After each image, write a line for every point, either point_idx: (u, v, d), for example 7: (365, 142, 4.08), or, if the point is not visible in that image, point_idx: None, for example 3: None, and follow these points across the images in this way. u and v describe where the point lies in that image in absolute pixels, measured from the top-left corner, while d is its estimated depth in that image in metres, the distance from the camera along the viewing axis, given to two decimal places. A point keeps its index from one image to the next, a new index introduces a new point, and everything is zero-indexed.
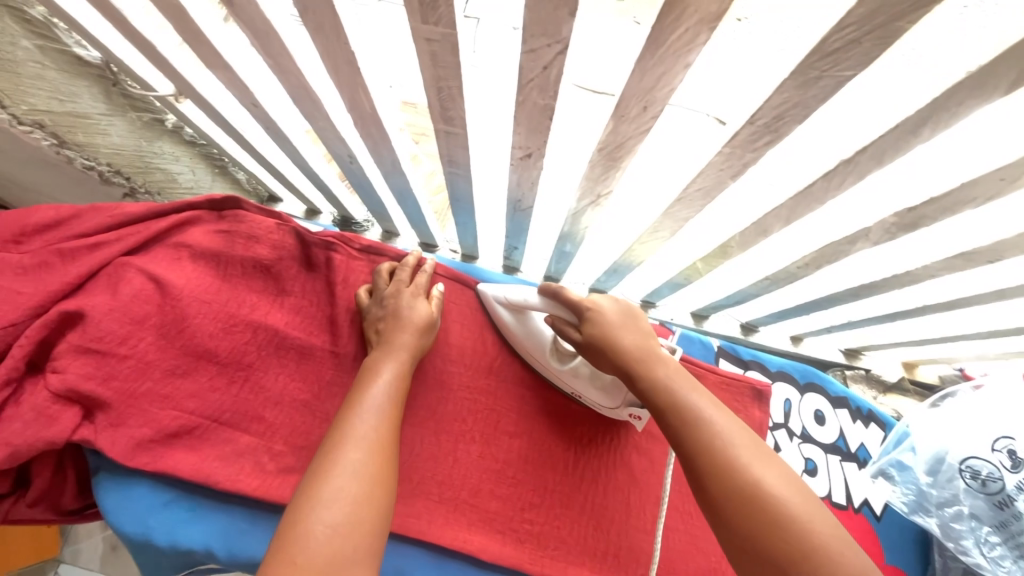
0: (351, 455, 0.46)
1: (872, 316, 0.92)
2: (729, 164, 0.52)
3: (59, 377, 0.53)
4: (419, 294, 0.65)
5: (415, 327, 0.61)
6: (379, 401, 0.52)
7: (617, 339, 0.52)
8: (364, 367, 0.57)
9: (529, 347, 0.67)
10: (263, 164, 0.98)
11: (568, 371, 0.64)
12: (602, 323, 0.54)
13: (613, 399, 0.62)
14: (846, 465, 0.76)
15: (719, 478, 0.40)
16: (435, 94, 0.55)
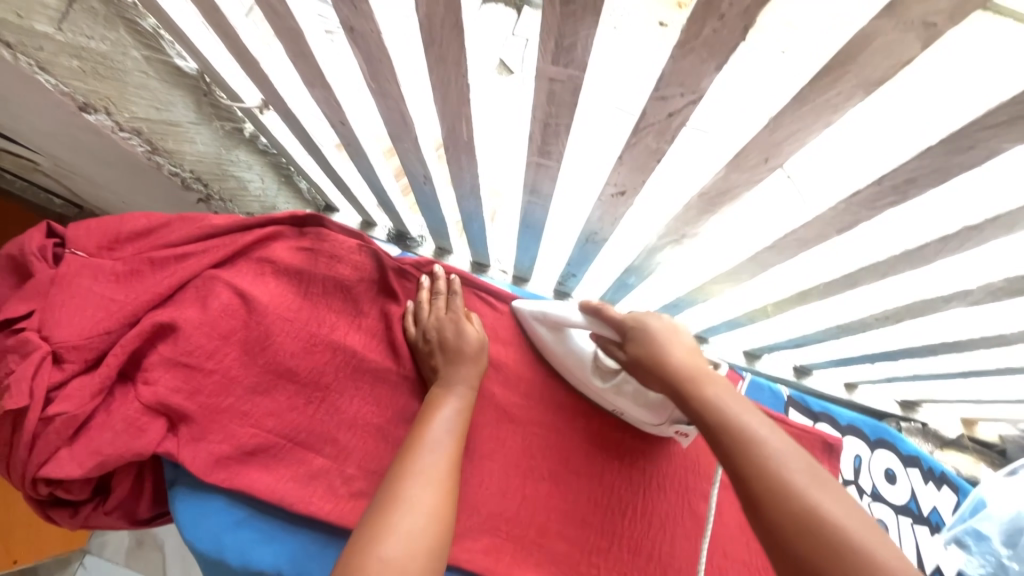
0: (414, 490, 0.46)
1: (943, 372, 0.89)
2: (840, 219, 0.51)
3: (151, 389, 0.54)
4: (465, 323, 0.64)
5: (470, 358, 0.62)
6: (438, 435, 0.52)
7: (665, 355, 0.50)
8: (424, 404, 0.57)
9: (570, 367, 0.66)
10: (330, 176, 0.99)
11: (611, 389, 0.63)
12: (646, 338, 0.52)
13: (660, 416, 0.61)
14: (918, 528, 0.74)
15: (779, 499, 0.36)
16: (540, 129, 0.55)
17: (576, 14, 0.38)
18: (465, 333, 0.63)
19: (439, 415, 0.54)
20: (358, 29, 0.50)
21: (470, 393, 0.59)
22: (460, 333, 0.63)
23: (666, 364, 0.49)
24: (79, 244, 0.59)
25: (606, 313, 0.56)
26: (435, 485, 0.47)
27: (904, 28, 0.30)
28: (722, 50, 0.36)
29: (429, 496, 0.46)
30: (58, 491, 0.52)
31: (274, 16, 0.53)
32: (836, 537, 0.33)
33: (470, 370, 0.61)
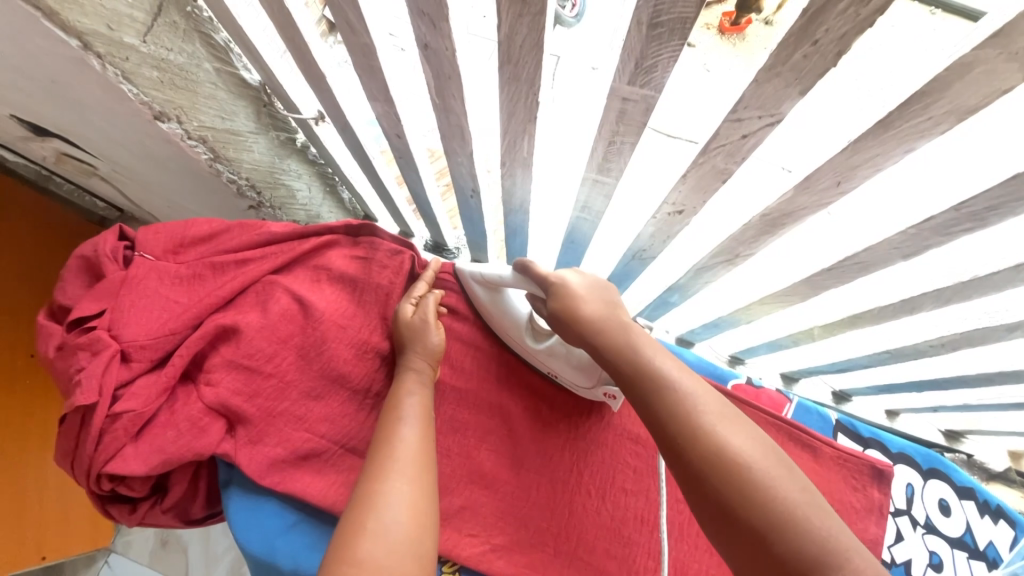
0: (390, 488, 0.45)
1: (994, 403, 0.86)
2: (907, 245, 0.51)
3: (213, 390, 0.54)
4: (413, 312, 0.62)
5: (419, 344, 0.60)
6: (412, 431, 0.51)
7: (580, 309, 0.48)
8: (392, 395, 0.56)
9: (504, 325, 0.65)
10: (375, 187, 1.01)
11: (543, 349, 0.62)
12: (563, 291, 0.51)
13: (589, 379, 0.60)
14: (973, 563, 0.71)
15: (691, 446, 0.38)
16: (603, 147, 0.56)
17: (662, 38, 0.39)
18: (409, 322, 0.61)
19: (407, 406, 0.54)
20: (432, 46, 0.51)
21: (422, 385, 0.57)
22: (406, 323, 0.61)
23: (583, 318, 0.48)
24: (148, 246, 0.61)
25: (529, 270, 0.53)
26: (413, 481, 0.47)
27: (1009, 57, 0.31)
28: (810, 74, 0.37)
29: (408, 493, 0.46)
30: (121, 487, 0.53)
31: (349, 33, 0.55)
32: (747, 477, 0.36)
33: (422, 359, 0.59)
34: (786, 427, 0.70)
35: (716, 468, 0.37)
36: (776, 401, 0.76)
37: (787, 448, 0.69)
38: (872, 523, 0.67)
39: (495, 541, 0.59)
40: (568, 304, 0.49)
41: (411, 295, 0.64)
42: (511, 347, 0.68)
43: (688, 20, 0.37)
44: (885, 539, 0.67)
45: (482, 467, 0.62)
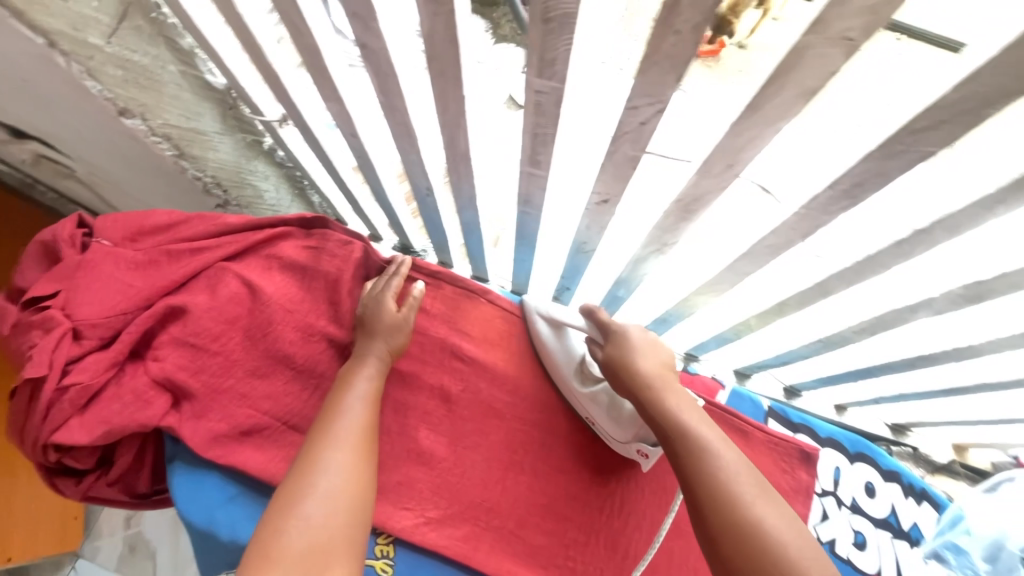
0: (329, 460, 0.48)
1: (925, 391, 0.90)
2: (802, 225, 0.55)
3: (159, 364, 0.57)
4: (392, 300, 0.65)
5: (386, 332, 0.62)
6: (361, 410, 0.54)
7: (633, 364, 0.56)
8: (343, 374, 0.59)
9: (557, 367, 0.68)
10: (341, 190, 1.05)
11: (590, 395, 0.65)
12: (622, 347, 0.58)
13: (625, 432, 0.63)
14: (897, 542, 0.73)
15: (715, 501, 0.43)
16: (530, 139, 0.61)
17: (556, 32, 0.44)
18: (383, 305, 0.64)
19: (356, 386, 0.57)
20: (369, 46, 0.56)
21: (378, 371, 0.60)
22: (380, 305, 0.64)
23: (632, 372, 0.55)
24: (106, 234, 0.65)
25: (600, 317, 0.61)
26: (350, 452, 0.50)
27: (830, 42, 0.35)
28: (680, 63, 0.42)
29: (341, 463, 0.48)
30: (66, 459, 0.56)
31: (296, 35, 0.59)
32: (755, 533, 0.40)
33: (381, 341, 0.62)
34: (721, 413, 0.73)
35: (730, 524, 0.41)
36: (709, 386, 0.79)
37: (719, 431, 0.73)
38: (798, 502, 0.70)
39: (429, 514, 0.62)
40: (625, 359, 0.57)
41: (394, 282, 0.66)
42: (456, 333, 0.71)
43: (573, 16, 0.41)
44: (810, 519, 0.70)
45: (421, 443, 0.65)
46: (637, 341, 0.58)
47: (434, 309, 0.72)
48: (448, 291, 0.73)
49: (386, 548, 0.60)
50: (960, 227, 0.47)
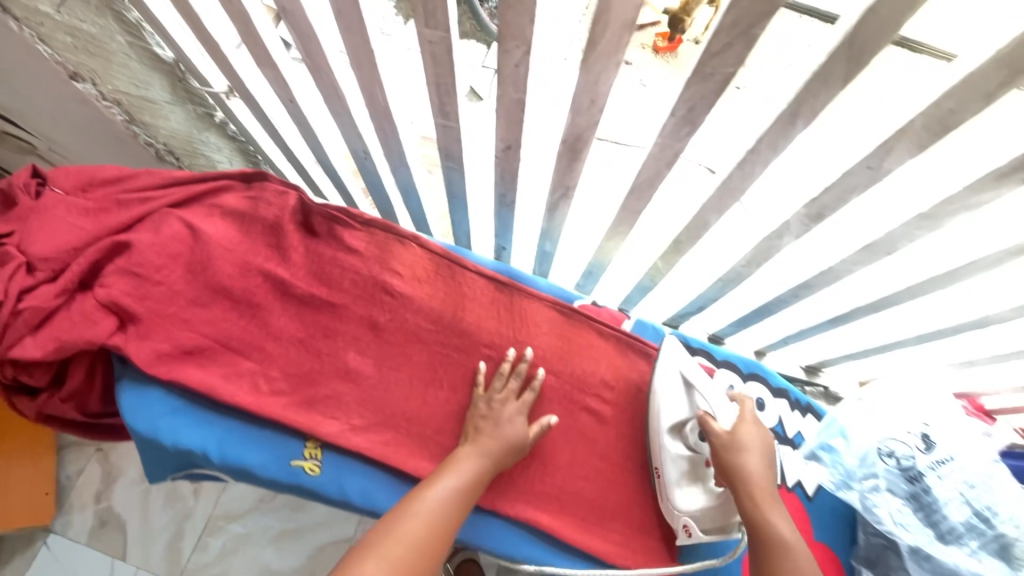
0: (408, 524, 0.53)
1: (817, 323, 0.94)
2: (664, 154, 0.64)
3: (106, 290, 0.65)
4: (520, 411, 0.70)
5: (511, 446, 0.67)
6: (452, 487, 0.59)
7: (747, 462, 0.61)
8: (451, 454, 0.64)
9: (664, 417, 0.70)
10: (295, 169, 1.12)
11: (676, 454, 0.69)
12: (739, 442, 0.62)
13: (685, 503, 0.68)
14: (781, 448, 0.82)
15: None
16: (435, 90, 0.69)
17: None
18: (517, 415, 0.69)
19: (460, 467, 0.62)
20: (287, 9, 0.64)
21: (478, 466, 0.62)
22: (510, 410, 0.69)
23: (737, 466, 0.61)
24: (59, 183, 0.72)
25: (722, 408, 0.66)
26: (428, 520, 0.54)
27: None
28: (528, 7, 0.50)
29: (417, 529, 0.53)
30: (22, 375, 0.63)
31: (226, 2, 0.67)
32: None
33: (499, 444, 0.65)
34: (625, 338, 0.82)
35: None
36: (615, 315, 0.87)
37: (622, 354, 0.82)
38: None
39: (355, 423, 0.69)
40: (732, 453, 0.62)
41: (532, 397, 0.72)
42: (386, 271, 0.79)
43: None
44: None
45: (349, 363, 0.72)
46: (749, 438, 0.63)
47: (365, 251, 0.79)
48: (380, 236, 0.81)
49: (315, 451, 0.68)
50: (777, 142, 0.56)
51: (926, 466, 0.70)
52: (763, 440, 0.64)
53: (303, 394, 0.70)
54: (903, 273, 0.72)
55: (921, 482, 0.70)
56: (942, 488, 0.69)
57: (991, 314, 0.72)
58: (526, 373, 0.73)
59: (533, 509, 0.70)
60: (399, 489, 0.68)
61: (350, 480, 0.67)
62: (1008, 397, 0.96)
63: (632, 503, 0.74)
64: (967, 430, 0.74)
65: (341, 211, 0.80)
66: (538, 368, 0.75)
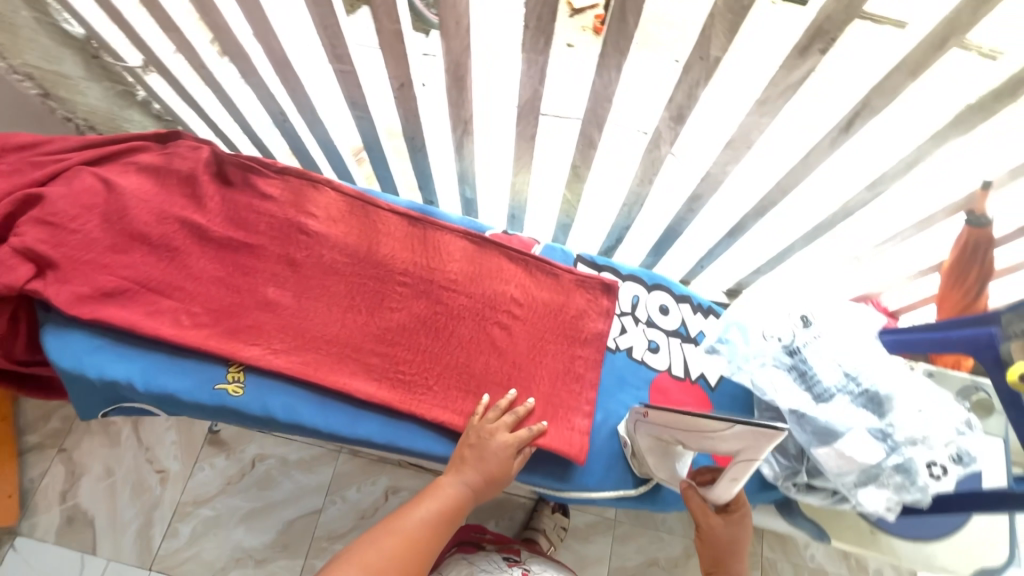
0: (386, 537, 0.61)
1: (719, 237, 1.00)
2: (533, 70, 0.72)
3: (21, 238, 0.68)
4: (514, 447, 0.72)
5: (493, 474, 0.70)
6: (432, 512, 0.65)
7: (721, 548, 0.67)
8: (438, 477, 0.70)
9: (693, 438, 0.63)
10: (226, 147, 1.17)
11: (662, 437, 0.69)
12: (723, 533, 0.67)
13: (640, 443, 0.74)
14: (686, 347, 0.89)
15: None
16: (324, 33, 0.75)
17: None
18: (509, 451, 0.71)
19: (443, 493, 0.68)
20: None
21: (461, 493, 0.68)
22: (503, 445, 0.71)
23: (713, 547, 0.67)
24: None
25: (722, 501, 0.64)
26: (403, 539, 0.61)
27: None
28: None
29: (391, 546, 0.60)
30: None
31: None
32: None
33: (482, 475, 0.69)
34: (533, 260, 0.88)
35: None
36: (526, 241, 0.93)
37: (532, 274, 0.88)
38: (599, 319, 0.86)
39: (275, 346, 0.74)
40: (719, 540, 0.67)
41: (529, 437, 0.72)
42: (301, 213, 0.84)
43: None
44: (610, 333, 0.87)
45: (267, 296, 0.77)
46: (727, 528, 0.67)
47: (281, 197, 0.84)
48: (295, 183, 0.86)
49: (237, 374, 0.72)
50: (620, 42, 0.64)
51: (805, 341, 0.77)
52: (745, 526, 0.68)
53: (224, 325, 0.74)
54: (769, 167, 0.80)
55: (799, 354, 0.77)
56: (817, 358, 0.76)
57: (850, 200, 0.81)
58: (522, 413, 0.75)
59: (450, 413, 0.75)
60: (321, 404, 0.73)
61: (271, 398, 0.72)
62: (904, 296, 1.03)
63: (546, 402, 0.79)
64: (841, 307, 0.81)
65: (255, 161, 0.85)
66: (529, 407, 0.76)
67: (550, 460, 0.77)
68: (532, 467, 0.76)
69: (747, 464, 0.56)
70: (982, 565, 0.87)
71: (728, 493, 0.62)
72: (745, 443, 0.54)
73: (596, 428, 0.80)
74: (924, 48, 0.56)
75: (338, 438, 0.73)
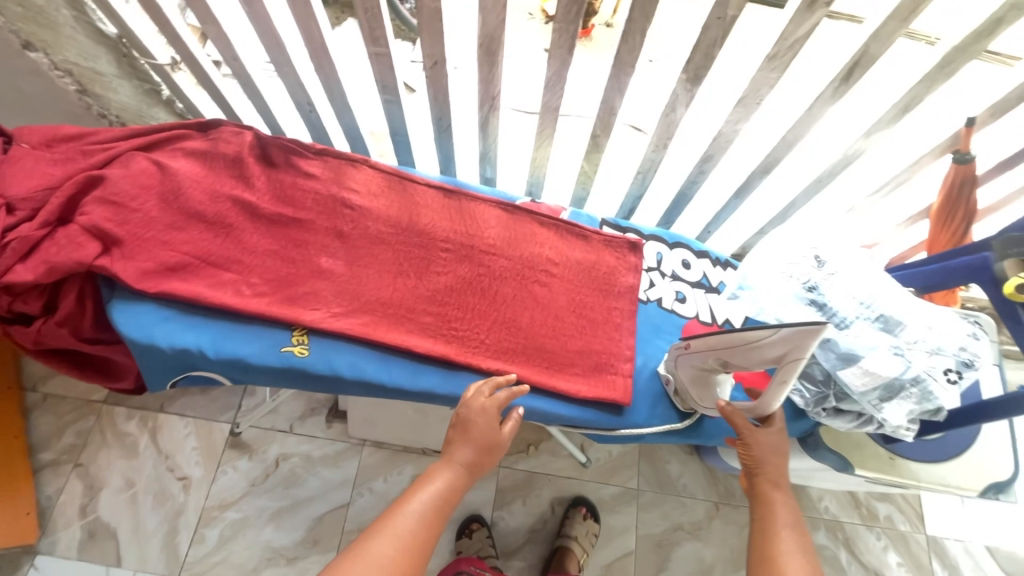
0: (380, 544, 0.61)
1: (727, 200, 1.05)
2: (563, 40, 0.78)
3: (87, 217, 0.71)
4: (494, 411, 0.72)
5: (480, 445, 0.70)
6: (425, 502, 0.66)
7: (762, 454, 0.72)
8: (431, 466, 0.70)
9: (738, 355, 0.69)
10: None
11: (707, 364, 0.74)
12: (763, 439, 0.72)
13: (684, 376, 0.79)
14: (709, 296, 0.96)
15: (759, 547, 0.68)
16: (365, 17, 0.80)
17: None
18: (490, 417, 0.71)
19: (432, 483, 0.67)
20: None
21: (452, 475, 0.69)
22: (482, 413, 0.71)
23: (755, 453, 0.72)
24: (26, 138, 0.78)
25: (766, 413, 0.71)
26: (399, 537, 0.62)
27: None
28: None
29: (387, 547, 0.60)
30: (17, 301, 0.70)
31: None
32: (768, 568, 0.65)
33: (471, 449, 0.70)
34: (564, 224, 0.94)
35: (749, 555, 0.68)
36: (553, 207, 0.99)
37: (564, 238, 0.94)
38: (629, 274, 0.92)
39: (335, 310, 0.78)
40: (760, 445, 0.72)
41: (507, 399, 0.73)
42: (344, 189, 0.88)
43: None
44: (640, 286, 0.93)
45: (321, 265, 0.81)
46: (771, 438, 0.72)
47: (322, 175, 0.88)
48: (334, 162, 0.90)
49: (302, 337, 0.76)
50: (646, 6, 0.71)
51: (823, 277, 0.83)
52: (781, 437, 0.73)
53: (284, 293, 0.78)
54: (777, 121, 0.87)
55: (818, 289, 0.83)
56: (834, 292, 0.83)
57: (849, 149, 0.87)
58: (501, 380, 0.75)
59: (503, 363, 0.80)
60: (383, 360, 0.77)
61: (337, 357, 0.75)
62: (897, 246, 1.13)
63: (591, 350, 0.84)
64: (850, 249, 0.88)
65: (296, 144, 0.89)
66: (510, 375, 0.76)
67: (600, 401, 0.81)
68: (584, 408, 0.81)
69: (794, 365, 0.63)
70: (992, 480, 0.94)
71: (773, 401, 0.68)
72: (794, 343, 0.62)
73: (637, 371, 0.86)
74: None
75: (402, 392, 0.77)
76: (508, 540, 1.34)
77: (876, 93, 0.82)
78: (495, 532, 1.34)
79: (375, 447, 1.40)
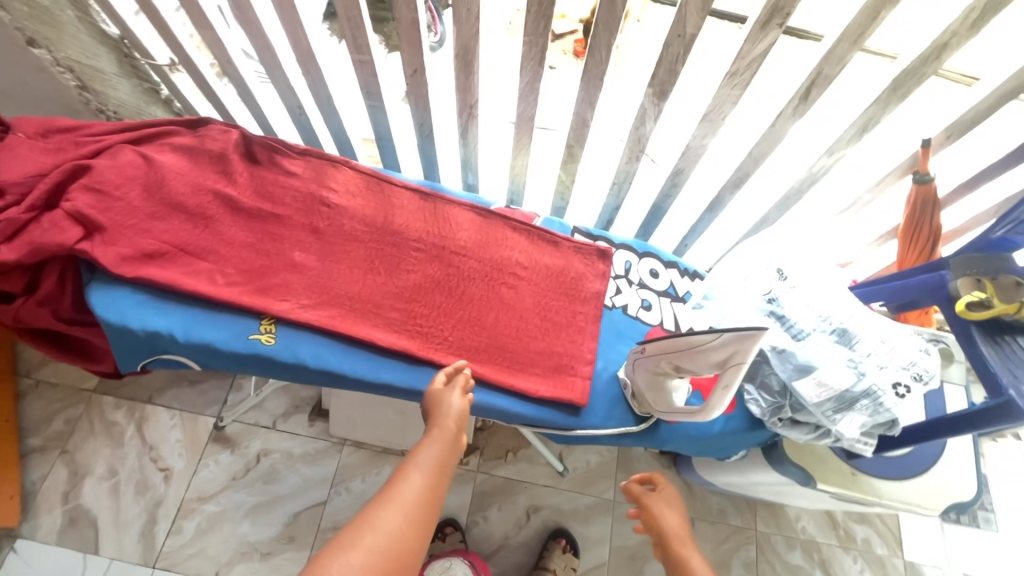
0: (384, 515, 0.56)
1: (699, 212, 1.08)
2: (534, 53, 0.82)
3: (71, 203, 0.75)
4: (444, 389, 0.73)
5: (448, 413, 0.70)
6: (417, 471, 0.62)
7: (660, 516, 0.76)
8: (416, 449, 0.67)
9: (687, 358, 0.71)
10: None
11: (661, 366, 0.76)
12: (656, 502, 0.78)
13: (640, 378, 0.81)
14: (675, 305, 0.98)
15: None
16: (348, 25, 0.85)
17: None
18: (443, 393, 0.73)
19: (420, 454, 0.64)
20: None
21: (436, 443, 0.66)
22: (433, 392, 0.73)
23: (653, 518, 0.76)
24: (22, 127, 0.83)
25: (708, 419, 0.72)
26: (398, 507, 0.57)
27: None
28: None
29: (387, 516, 0.56)
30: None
31: None
32: None
33: (443, 418, 0.69)
34: (536, 231, 0.96)
35: None
36: (527, 214, 1.02)
37: (536, 243, 0.96)
38: (596, 280, 0.94)
39: (304, 302, 0.81)
40: (656, 509, 0.77)
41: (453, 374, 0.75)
42: (322, 188, 0.91)
43: None
44: (607, 293, 0.95)
45: (294, 259, 0.84)
46: (663, 499, 0.78)
47: (303, 174, 0.92)
48: (315, 162, 0.94)
49: (269, 327, 0.79)
50: (609, 22, 0.74)
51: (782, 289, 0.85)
52: (677, 500, 0.79)
53: (256, 284, 0.81)
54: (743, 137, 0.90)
55: (777, 301, 0.85)
56: (793, 304, 0.84)
57: (813, 165, 0.89)
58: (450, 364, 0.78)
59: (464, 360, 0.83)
60: (347, 351, 0.80)
61: (302, 347, 0.78)
62: (870, 264, 1.14)
63: (552, 352, 0.86)
64: (812, 263, 0.89)
65: (280, 143, 0.93)
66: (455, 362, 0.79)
67: (557, 401, 0.83)
68: (540, 408, 0.83)
69: (735, 370, 0.64)
70: (954, 501, 0.94)
71: (717, 406, 0.69)
72: (735, 346, 0.64)
73: (597, 374, 0.88)
74: (863, 16, 0.67)
75: (363, 383, 0.79)
76: (480, 545, 1.34)
77: (836, 113, 0.84)
78: (468, 537, 1.34)
79: (355, 446, 1.41)
